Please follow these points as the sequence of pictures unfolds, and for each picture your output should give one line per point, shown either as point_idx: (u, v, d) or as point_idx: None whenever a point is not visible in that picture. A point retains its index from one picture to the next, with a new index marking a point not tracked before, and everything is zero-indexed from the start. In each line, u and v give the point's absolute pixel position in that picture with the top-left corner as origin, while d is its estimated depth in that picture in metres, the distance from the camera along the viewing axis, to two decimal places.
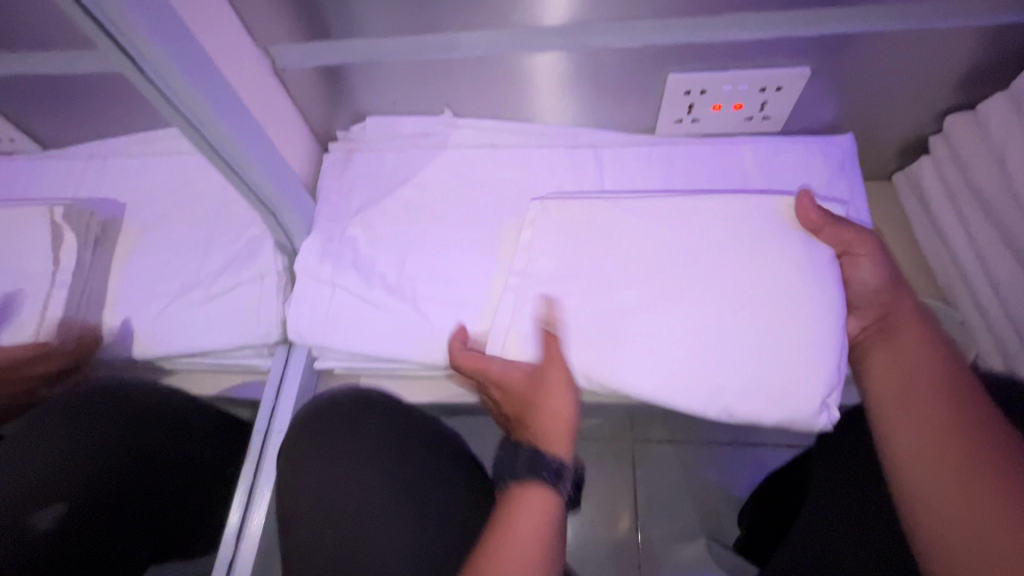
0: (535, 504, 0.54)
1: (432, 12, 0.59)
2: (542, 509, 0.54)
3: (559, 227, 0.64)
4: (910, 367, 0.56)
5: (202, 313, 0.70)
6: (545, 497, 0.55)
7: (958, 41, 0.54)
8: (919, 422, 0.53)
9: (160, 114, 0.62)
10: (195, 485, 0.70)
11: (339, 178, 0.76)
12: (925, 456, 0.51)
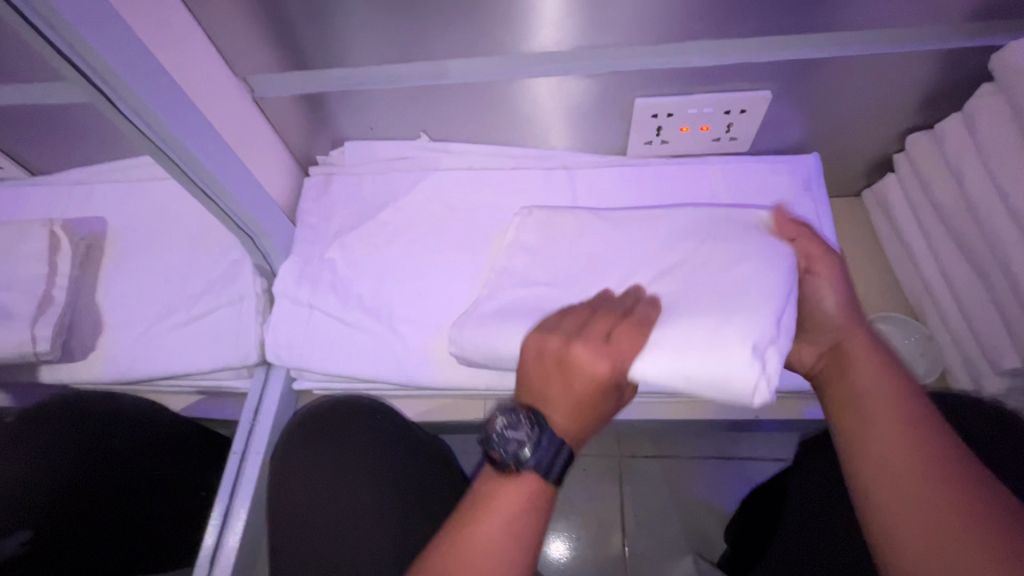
0: (512, 500, 0.45)
1: (412, 42, 0.60)
2: (522, 508, 0.45)
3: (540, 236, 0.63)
4: (855, 370, 0.50)
5: (182, 336, 0.68)
6: (537, 496, 0.46)
7: (903, 66, 0.59)
8: (884, 419, 0.46)
9: (130, 143, 0.60)
10: (174, 491, 0.67)
11: (315, 207, 0.74)
12: (889, 461, 0.44)
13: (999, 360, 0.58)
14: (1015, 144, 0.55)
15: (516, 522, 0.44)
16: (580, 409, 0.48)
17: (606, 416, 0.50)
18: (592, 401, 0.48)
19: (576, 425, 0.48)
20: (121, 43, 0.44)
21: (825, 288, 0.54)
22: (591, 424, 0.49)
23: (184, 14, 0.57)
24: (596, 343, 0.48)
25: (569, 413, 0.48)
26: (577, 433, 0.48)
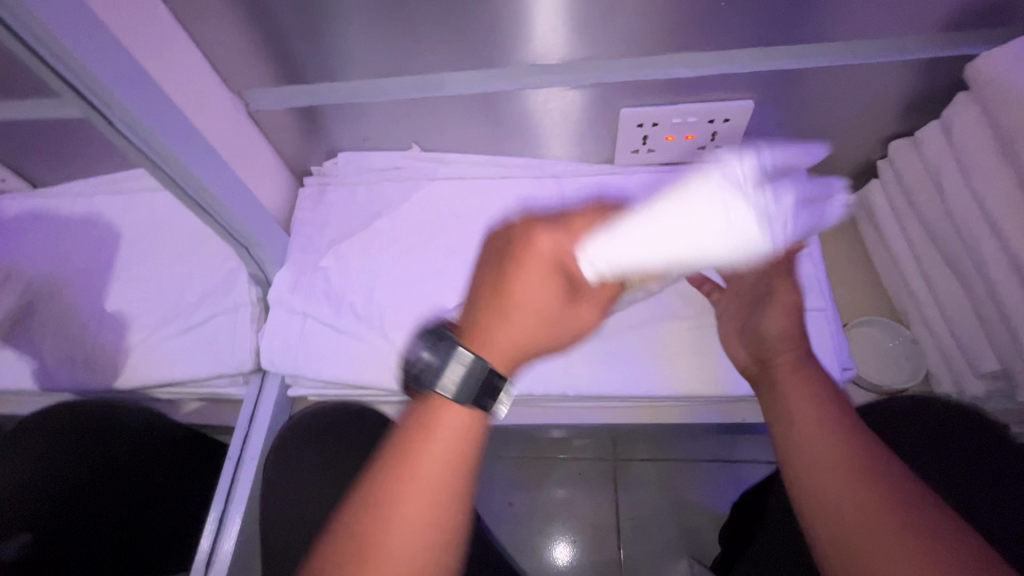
0: (447, 432, 0.42)
1: (401, 56, 0.61)
2: (456, 441, 0.42)
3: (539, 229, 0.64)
4: (788, 377, 0.52)
5: (178, 345, 0.69)
6: (468, 423, 0.43)
7: (882, 75, 0.60)
8: (814, 421, 0.48)
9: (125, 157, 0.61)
10: (170, 495, 0.68)
11: (310, 216, 0.76)
12: (819, 462, 0.46)
13: (979, 364, 0.60)
14: (991, 152, 0.56)
15: (446, 457, 0.42)
16: (520, 324, 0.44)
17: (556, 341, 0.46)
18: (539, 309, 0.45)
19: (511, 344, 0.44)
20: (115, 62, 0.46)
21: (776, 310, 0.54)
22: (532, 347, 0.45)
23: (178, 31, 0.58)
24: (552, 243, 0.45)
25: (508, 325, 0.44)
26: (510, 355, 0.44)
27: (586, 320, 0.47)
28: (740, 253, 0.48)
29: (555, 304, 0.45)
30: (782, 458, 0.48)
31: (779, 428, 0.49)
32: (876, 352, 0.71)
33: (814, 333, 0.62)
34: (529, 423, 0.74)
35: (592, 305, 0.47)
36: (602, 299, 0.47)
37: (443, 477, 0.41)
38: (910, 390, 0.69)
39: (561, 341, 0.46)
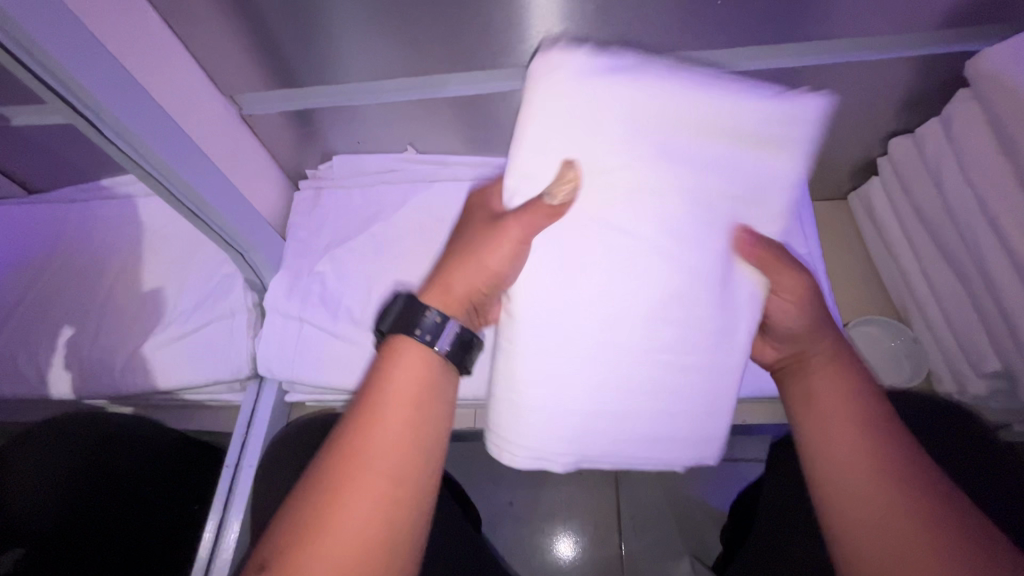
0: (409, 358, 0.44)
1: (394, 58, 0.61)
2: (419, 364, 0.44)
3: None
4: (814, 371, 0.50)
5: (173, 351, 0.69)
6: (421, 352, 0.45)
7: (881, 72, 0.60)
8: (846, 422, 0.47)
9: None
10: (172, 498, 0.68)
11: (305, 221, 0.75)
12: (848, 463, 0.45)
13: (981, 364, 0.59)
14: (992, 150, 0.55)
15: (416, 378, 0.44)
16: (457, 272, 0.47)
17: (499, 272, 0.46)
18: (469, 254, 0.47)
19: (450, 290, 0.47)
20: (103, 72, 0.45)
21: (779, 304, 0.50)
22: (478, 285, 0.47)
23: (169, 36, 0.58)
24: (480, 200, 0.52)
25: (447, 277, 0.48)
26: (454, 302, 0.47)
27: (518, 241, 0.43)
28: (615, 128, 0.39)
29: (484, 239, 0.46)
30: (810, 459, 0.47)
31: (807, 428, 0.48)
32: (878, 351, 0.70)
33: None
34: None
35: (518, 224, 0.42)
36: (526, 228, 0.42)
37: (411, 400, 0.43)
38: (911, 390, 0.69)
39: (501, 271, 0.45)
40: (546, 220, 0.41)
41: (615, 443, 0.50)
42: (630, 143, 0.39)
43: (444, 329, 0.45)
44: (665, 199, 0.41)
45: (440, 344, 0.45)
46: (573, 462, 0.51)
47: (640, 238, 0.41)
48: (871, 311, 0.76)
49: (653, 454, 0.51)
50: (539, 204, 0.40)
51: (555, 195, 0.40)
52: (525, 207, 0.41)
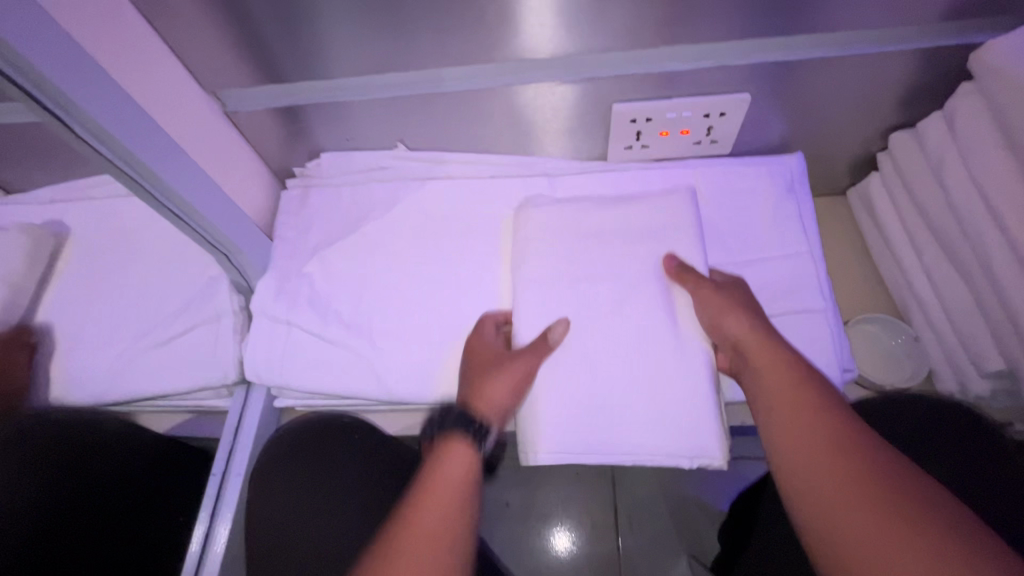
0: (460, 450, 0.55)
1: (381, 52, 0.59)
2: (470, 457, 0.55)
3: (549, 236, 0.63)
4: (764, 369, 0.53)
5: (157, 358, 0.67)
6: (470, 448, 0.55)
7: (882, 66, 0.58)
8: (801, 409, 0.49)
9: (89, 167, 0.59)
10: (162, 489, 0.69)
11: (293, 221, 0.73)
12: (806, 449, 0.47)
13: (983, 363, 0.59)
14: (994, 143, 0.54)
15: (466, 467, 0.54)
16: (487, 388, 0.57)
17: (520, 390, 0.57)
18: (494, 372, 0.57)
19: (484, 402, 0.57)
20: (68, 64, 0.44)
21: (718, 314, 0.56)
22: (507, 399, 0.57)
23: (146, 29, 0.56)
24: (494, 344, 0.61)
25: (477, 391, 0.57)
26: (490, 410, 0.57)
27: (530, 370, 0.57)
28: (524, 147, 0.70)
29: (501, 361, 0.58)
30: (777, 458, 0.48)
31: (771, 427, 0.50)
32: (878, 350, 0.69)
33: (812, 334, 0.60)
34: None
35: (528, 355, 0.57)
36: (534, 361, 0.57)
37: (462, 484, 0.52)
38: (911, 389, 0.68)
39: (521, 386, 0.57)
40: (549, 350, 0.58)
41: (613, 436, 0.56)
42: (561, 217, 0.64)
43: (489, 430, 0.56)
44: (602, 241, 0.62)
45: (484, 443, 0.56)
46: (584, 452, 0.56)
47: (590, 265, 0.61)
48: (870, 309, 0.75)
49: (650, 449, 0.55)
50: (543, 343, 0.57)
51: (552, 334, 0.57)
52: (532, 346, 0.57)
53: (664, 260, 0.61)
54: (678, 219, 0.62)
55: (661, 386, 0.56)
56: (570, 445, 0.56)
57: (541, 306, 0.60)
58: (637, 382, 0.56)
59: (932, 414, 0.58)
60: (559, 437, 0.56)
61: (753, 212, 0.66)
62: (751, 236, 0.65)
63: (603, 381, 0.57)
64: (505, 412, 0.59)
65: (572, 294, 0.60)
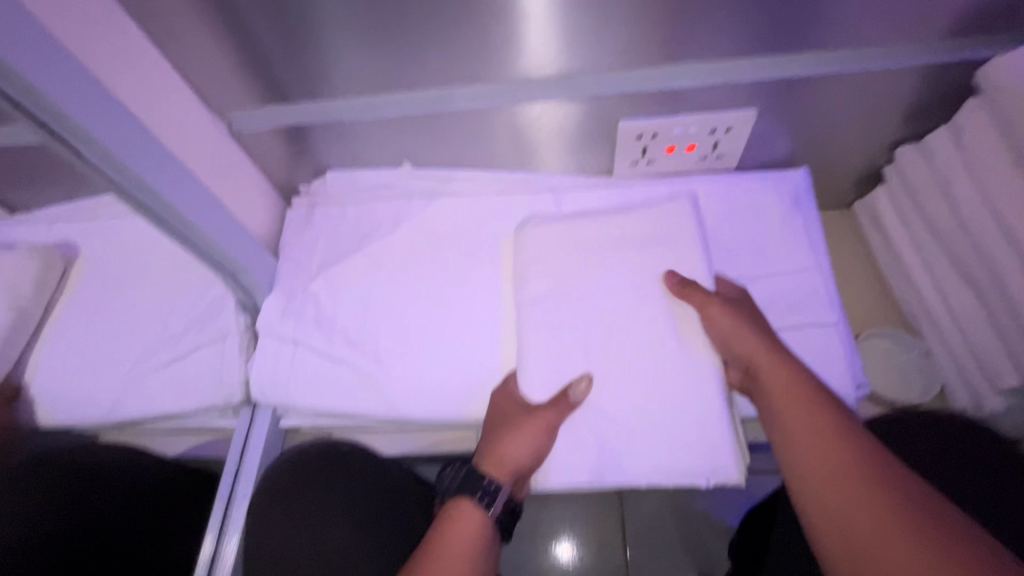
0: (467, 519, 0.53)
1: (385, 71, 0.59)
2: (476, 528, 0.53)
3: (555, 249, 0.63)
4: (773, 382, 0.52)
5: (162, 378, 0.67)
6: (478, 512, 0.53)
7: (888, 82, 0.58)
8: (810, 421, 0.48)
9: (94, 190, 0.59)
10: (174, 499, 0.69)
11: (298, 240, 0.73)
12: (815, 463, 0.46)
13: (997, 379, 0.58)
14: (1001, 158, 0.54)
15: (472, 539, 0.52)
16: (506, 444, 0.55)
17: (540, 449, 0.55)
18: (513, 428, 0.56)
19: (502, 457, 0.55)
20: (72, 90, 0.44)
21: (727, 328, 0.55)
22: (525, 457, 0.55)
23: (153, 51, 0.56)
24: (516, 404, 0.58)
25: (495, 444, 0.56)
26: (506, 467, 0.55)
27: (552, 426, 0.56)
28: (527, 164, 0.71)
29: (520, 418, 0.56)
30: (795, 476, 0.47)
31: (786, 445, 0.49)
32: (889, 364, 0.68)
33: (824, 352, 0.60)
34: None
35: (550, 412, 0.56)
36: (556, 417, 0.56)
37: (465, 557, 0.50)
38: (924, 405, 0.67)
39: (541, 445, 0.55)
40: (572, 406, 0.56)
41: (623, 458, 0.55)
42: (569, 232, 0.64)
43: (501, 493, 0.54)
44: (610, 256, 0.62)
45: (494, 507, 0.54)
46: (596, 474, 0.55)
47: (600, 280, 0.61)
48: (880, 323, 0.74)
49: (660, 464, 0.54)
50: (564, 400, 0.56)
51: (575, 389, 0.56)
52: (554, 402, 0.56)
53: (666, 276, 0.60)
54: (682, 232, 0.62)
55: (668, 402, 0.55)
56: (582, 474, 0.55)
57: (547, 326, 0.60)
58: (642, 392, 0.56)
59: (950, 432, 0.57)
60: (571, 465, 0.55)
61: (760, 227, 0.66)
62: (759, 252, 0.65)
63: (613, 400, 0.56)
64: (525, 472, 0.56)
65: (573, 313, 0.60)
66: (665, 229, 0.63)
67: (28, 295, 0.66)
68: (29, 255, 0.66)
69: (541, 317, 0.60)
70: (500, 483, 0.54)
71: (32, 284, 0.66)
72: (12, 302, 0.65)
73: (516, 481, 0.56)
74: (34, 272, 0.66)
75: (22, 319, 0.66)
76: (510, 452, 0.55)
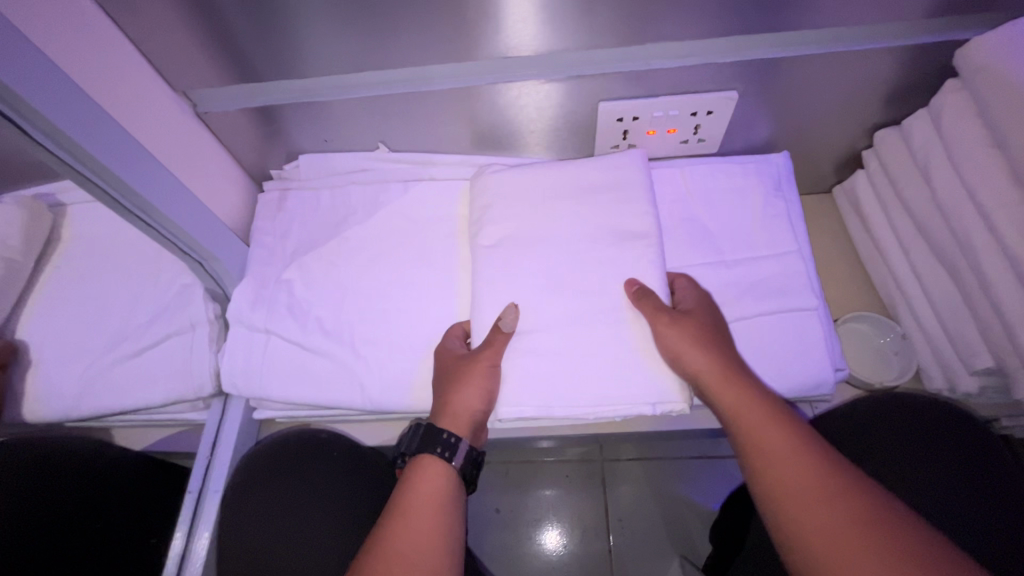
0: (431, 473, 0.54)
1: (361, 50, 0.57)
2: (441, 479, 0.54)
3: (504, 184, 0.63)
4: (731, 401, 0.52)
5: (129, 370, 0.64)
6: (442, 465, 0.55)
7: (869, 64, 0.58)
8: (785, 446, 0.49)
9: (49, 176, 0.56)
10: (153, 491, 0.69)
11: (270, 225, 0.71)
12: (796, 487, 0.47)
13: (972, 361, 0.58)
14: (980, 143, 0.54)
15: (439, 491, 0.53)
16: (456, 398, 0.55)
17: (488, 391, 0.56)
18: (458, 379, 0.55)
19: (455, 412, 0.55)
20: (25, 68, 0.42)
21: (687, 352, 0.53)
22: (476, 403, 0.56)
23: (109, 26, 0.53)
24: (454, 353, 0.58)
25: (446, 402, 0.56)
26: (462, 420, 0.55)
27: (493, 364, 0.56)
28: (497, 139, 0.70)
29: (461, 367, 0.56)
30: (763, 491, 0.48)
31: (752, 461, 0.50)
32: (866, 348, 0.70)
33: (803, 334, 0.59)
34: (510, 436, 0.71)
35: (488, 352, 0.56)
36: (495, 355, 0.56)
37: (434, 505, 0.52)
38: (901, 387, 0.68)
39: (489, 386, 0.56)
40: (506, 340, 0.56)
41: (570, 387, 0.56)
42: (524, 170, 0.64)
43: (460, 445, 0.55)
44: (562, 194, 0.62)
45: (456, 459, 0.55)
46: (542, 406, 0.56)
47: (554, 218, 0.61)
48: (856, 307, 0.75)
49: (606, 399, 0.56)
50: (500, 336, 0.56)
51: (505, 322, 0.56)
52: (488, 343, 0.56)
53: (626, 285, 0.58)
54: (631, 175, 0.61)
55: (607, 346, 0.57)
56: (531, 402, 0.56)
57: (499, 272, 0.59)
58: (587, 325, 0.57)
59: (926, 412, 0.57)
60: (522, 397, 0.56)
61: (740, 210, 0.65)
62: (738, 236, 0.64)
63: (562, 338, 0.57)
64: (481, 421, 0.57)
65: (524, 257, 0.59)
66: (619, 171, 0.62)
67: (18, 244, 0.61)
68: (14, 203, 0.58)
69: (494, 253, 0.60)
70: (459, 437, 0.55)
71: (21, 234, 0.61)
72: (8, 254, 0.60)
73: (476, 430, 0.57)
74: (21, 221, 0.60)
75: (13, 271, 0.62)
76: (461, 404, 0.55)
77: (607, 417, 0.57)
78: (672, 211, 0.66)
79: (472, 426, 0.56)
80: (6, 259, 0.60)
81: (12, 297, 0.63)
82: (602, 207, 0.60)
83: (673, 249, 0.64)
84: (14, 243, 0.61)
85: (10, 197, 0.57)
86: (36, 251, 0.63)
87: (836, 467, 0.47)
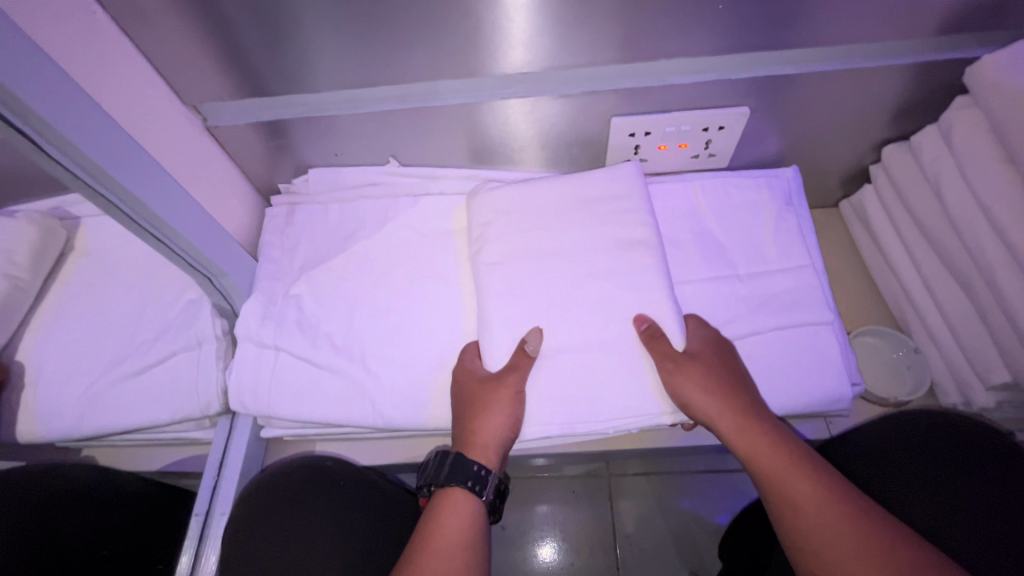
0: (458, 506, 0.55)
1: (373, 65, 0.57)
2: (469, 513, 0.55)
3: (505, 197, 0.62)
4: (744, 444, 0.53)
5: (131, 389, 0.63)
6: (470, 498, 0.55)
7: (880, 82, 0.58)
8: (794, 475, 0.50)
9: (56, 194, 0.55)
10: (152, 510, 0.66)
11: (278, 239, 0.70)
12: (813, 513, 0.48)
13: (989, 376, 0.59)
14: (992, 159, 0.55)
15: (466, 524, 0.54)
16: (483, 425, 0.55)
17: (515, 417, 0.55)
18: (484, 406, 0.55)
19: (484, 441, 0.55)
20: (44, 85, 0.41)
21: (697, 394, 0.53)
22: (503, 431, 0.55)
23: (122, 40, 0.52)
24: (477, 378, 0.57)
25: (474, 431, 0.56)
26: (492, 450, 0.55)
27: (518, 390, 0.55)
28: (506, 153, 0.70)
29: (487, 393, 0.55)
30: (788, 541, 0.49)
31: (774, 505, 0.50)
32: (879, 363, 0.71)
33: (819, 350, 0.59)
34: (521, 453, 0.70)
35: (513, 377, 0.55)
36: (520, 380, 0.55)
37: (463, 528, 0.53)
38: (914, 402, 0.68)
39: (515, 412, 0.55)
40: (531, 364, 0.56)
41: (593, 405, 0.56)
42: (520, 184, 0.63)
43: (490, 479, 0.56)
44: (573, 207, 0.61)
45: (486, 493, 0.56)
46: (565, 424, 0.56)
47: (565, 231, 0.60)
48: (865, 321, 0.75)
49: (618, 412, 0.56)
50: (521, 359, 0.55)
51: (529, 345, 0.56)
52: (513, 366, 0.55)
53: (633, 323, 0.56)
54: (640, 199, 0.61)
55: (620, 368, 0.56)
56: (555, 421, 0.56)
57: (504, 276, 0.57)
58: (596, 346, 0.57)
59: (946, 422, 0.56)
60: (545, 414, 0.56)
61: (751, 224, 0.65)
62: (752, 251, 0.64)
63: (573, 354, 0.57)
64: (507, 447, 0.57)
65: (536, 272, 0.59)
66: (616, 183, 0.62)
67: (24, 264, 0.61)
68: (28, 221, 0.59)
69: (507, 269, 0.59)
70: (489, 469, 0.56)
71: (28, 253, 0.61)
72: (14, 274, 0.60)
73: (503, 458, 0.57)
74: (31, 238, 0.60)
75: (17, 289, 0.61)
76: (489, 438, 0.55)
77: (623, 430, 0.57)
78: (683, 224, 0.66)
79: (499, 455, 0.56)
80: (11, 277, 0.60)
81: (16, 317, 0.63)
82: (607, 225, 0.60)
83: (685, 263, 0.64)
84: (22, 262, 0.61)
85: (22, 212, 0.58)
86: (43, 272, 0.63)
87: (844, 492, 0.49)
